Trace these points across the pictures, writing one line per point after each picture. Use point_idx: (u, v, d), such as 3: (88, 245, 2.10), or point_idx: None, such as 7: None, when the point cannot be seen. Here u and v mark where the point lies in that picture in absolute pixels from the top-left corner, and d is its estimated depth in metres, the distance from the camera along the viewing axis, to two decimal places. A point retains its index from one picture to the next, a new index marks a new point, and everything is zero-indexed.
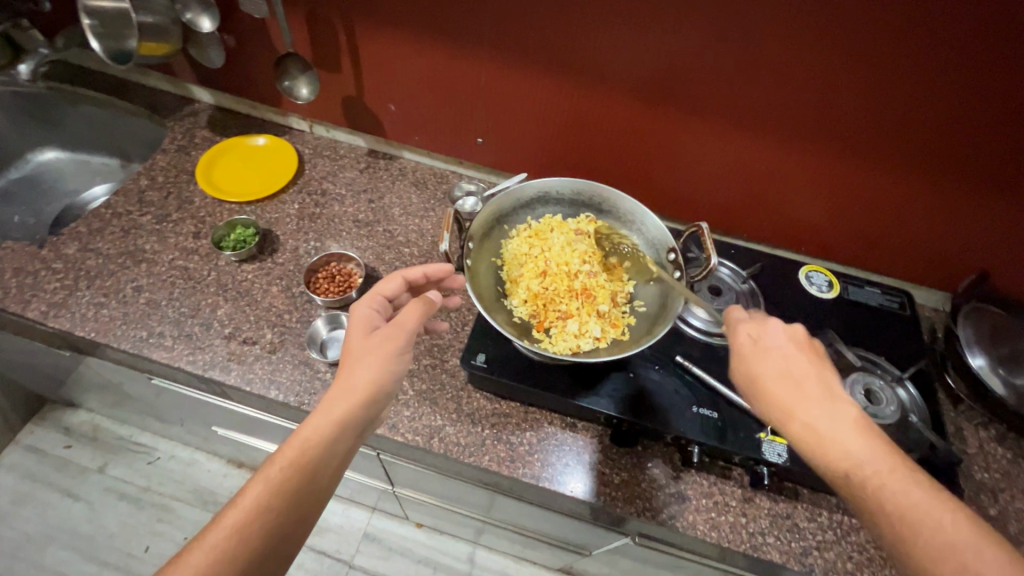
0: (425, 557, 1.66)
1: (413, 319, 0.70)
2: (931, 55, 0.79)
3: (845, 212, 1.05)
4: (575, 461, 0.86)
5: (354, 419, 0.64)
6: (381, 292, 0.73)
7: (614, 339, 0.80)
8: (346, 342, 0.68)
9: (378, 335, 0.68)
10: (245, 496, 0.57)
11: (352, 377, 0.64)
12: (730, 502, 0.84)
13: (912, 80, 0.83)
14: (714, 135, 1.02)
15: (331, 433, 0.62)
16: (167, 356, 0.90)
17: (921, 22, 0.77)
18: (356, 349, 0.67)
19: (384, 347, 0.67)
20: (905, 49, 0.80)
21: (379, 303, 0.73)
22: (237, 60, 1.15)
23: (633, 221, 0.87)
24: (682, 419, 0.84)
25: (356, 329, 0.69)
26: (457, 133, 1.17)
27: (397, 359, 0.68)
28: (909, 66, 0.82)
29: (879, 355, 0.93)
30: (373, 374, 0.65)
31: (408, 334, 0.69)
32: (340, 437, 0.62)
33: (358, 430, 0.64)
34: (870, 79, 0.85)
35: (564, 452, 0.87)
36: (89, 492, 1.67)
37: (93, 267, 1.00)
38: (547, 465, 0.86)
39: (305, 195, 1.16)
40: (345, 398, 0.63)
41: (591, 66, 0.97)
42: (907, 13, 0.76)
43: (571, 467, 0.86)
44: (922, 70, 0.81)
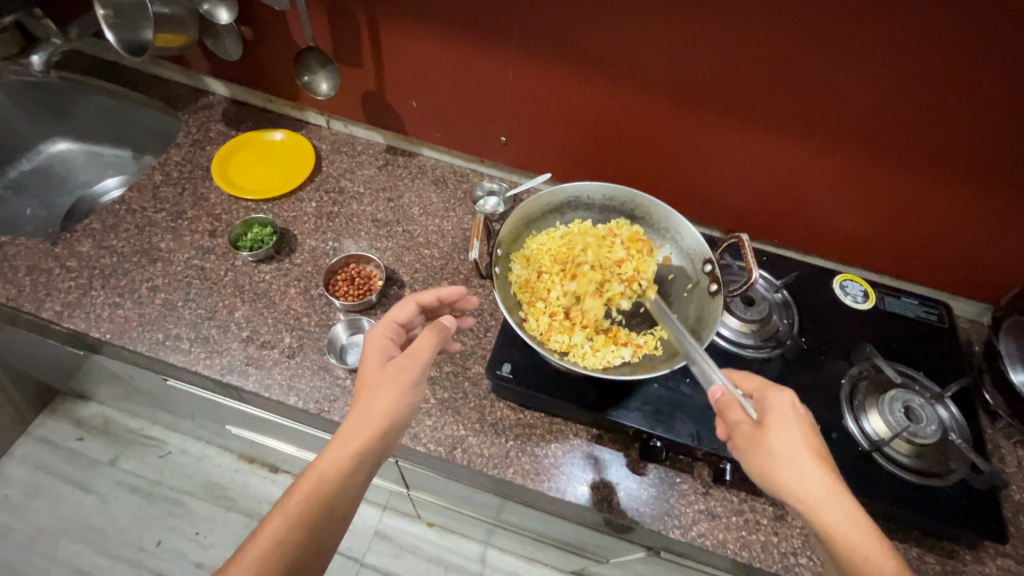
0: (436, 556, 1.65)
1: (426, 348, 0.69)
2: (981, 62, 0.76)
3: (880, 220, 1.02)
4: (601, 475, 0.84)
5: (367, 451, 0.63)
6: (395, 319, 0.73)
7: (647, 354, 0.77)
8: (362, 371, 0.68)
9: (390, 366, 0.67)
10: (265, 528, 0.60)
11: (365, 409, 0.64)
12: (761, 520, 0.82)
13: (959, 89, 0.80)
14: (745, 139, 0.98)
15: (345, 464, 0.62)
16: (184, 360, 0.88)
17: (977, 28, 0.73)
18: (370, 380, 0.67)
19: (397, 377, 0.66)
20: (960, 56, 0.76)
21: (392, 331, 0.72)
22: (254, 52, 1.11)
23: (668, 229, 0.84)
24: (714, 435, 0.81)
25: (371, 357, 0.69)
26: (479, 131, 1.13)
27: (410, 390, 0.67)
28: (962, 74, 0.78)
29: (918, 370, 0.90)
30: (386, 406, 0.65)
31: (421, 364, 0.68)
32: (354, 469, 0.63)
33: (373, 461, 0.64)
34: (919, 86, 0.81)
35: (589, 465, 0.85)
36: (101, 485, 1.67)
37: (108, 266, 0.98)
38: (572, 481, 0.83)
39: (323, 193, 1.13)
40: (357, 430, 0.63)
41: (623, 65, 0.94)
42: (960, 17, 0.72)
43: (597, 481, 0.83)
44: (971, 78, 0.78)
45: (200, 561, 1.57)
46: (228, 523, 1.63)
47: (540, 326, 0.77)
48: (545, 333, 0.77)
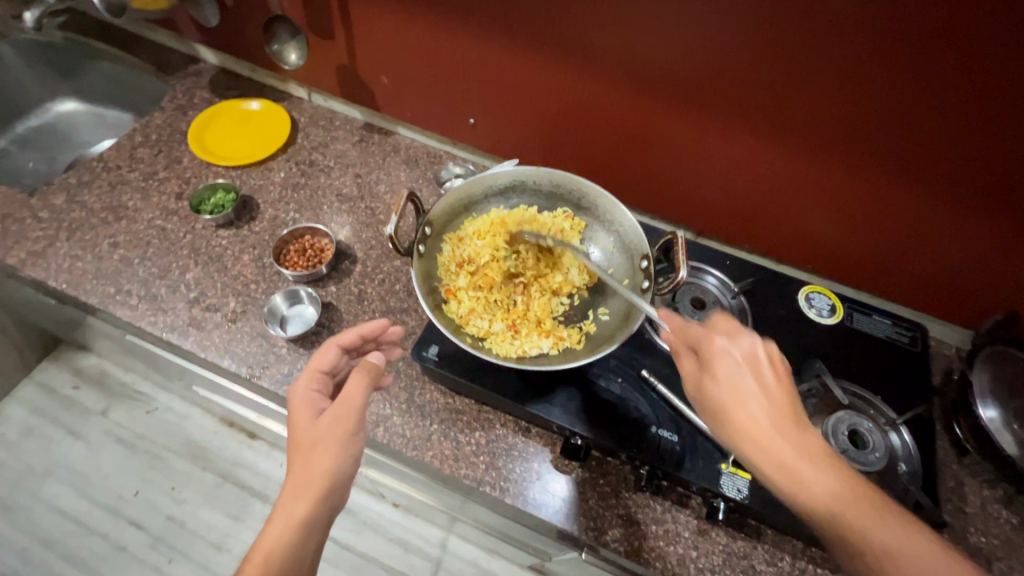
0: (398, 537, 1.66)
1: (358, 393, 0.67)
2: (954, 61, 0.70)
3: (856, 230, 0.95)
4: (520, 468, 0.82)
5: (313, 515, 0.62)
6: (319, 368, 0.70)
7: (568, 349, 0.72)
8: (294, 432, 0.66)
9: (323, 420, 0.65)
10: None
11: (303, 473, 0.62)
12: (682, 532, 0.78)
13: (933, 90, 0.74)
14: (714, 135, 0.94)
15: (293, 535, 0.60)
16: (129, 315, 0.91)
17: (950, 22, 0.67)
18: (304, 441, 0.64)
19: (333, 431, 0.64)
20: (943, 52, 0.70)
21: (319, 380, 0.69)
22: (236, 20, 1.13)
23: (612, 223, 0.81)
24: (637, 439, 0.78)
25: (300, 416, 0.66)
26: (451, 112, 1.11)
27: (349, 440, 0.65)
28: (947, 74, 0.72)
29: (875, 393, 0.84)
30: (326, 464, 0.62)
31: (355, 412, 0.66)
32: (305, 535, 0.61)
33: (323, 521, 0.63)
34: (901, 84, 0.75)
35: (511, 457, 0.83)
36: (90, 433, 1.74)
37: (76, 219, 1.01)
38: (550, 494, 0.80)
39: (293, 164, 1.13)
40: (301, 496, 0.61)
41: (592, 51, 0.91)
42: (930, 10, 0.67)
43: (516, 474, 0.81)
44: (946, 78, 0.72)
45: (172, 515, 1.63)
46: (202, 482, 1.68)
47: (460, 309, 0.74)
48: (464, 317, 0.73)
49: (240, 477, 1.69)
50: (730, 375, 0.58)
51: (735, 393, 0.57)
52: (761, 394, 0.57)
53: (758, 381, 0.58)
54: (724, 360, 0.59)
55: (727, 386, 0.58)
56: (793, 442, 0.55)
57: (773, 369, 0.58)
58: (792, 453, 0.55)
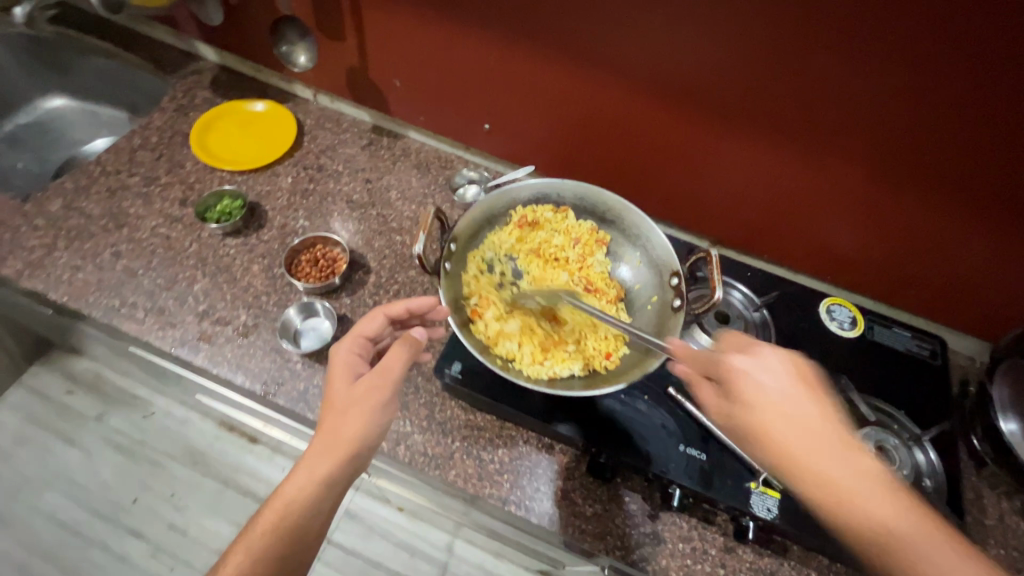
0: (404, 541, 1.64)
1: (396, 365, 0.65)
2: (990, 82, 0.70)
3: (876, 242, 0.95)
4: (531, 480, 0.81)
5: (336, 474, 0.61)
6: (362, 333, 0.68)
7: (599, 371, 0.71)
8: (328, 393, 0.65)
9: (359, 387, 0.64)
10: (230, 561, 0.58)
11: (332, 434, 0.61)
12: (709, 550, 0.78)
13: (966, 109, 0.73)
14: (738, 146, 0.92)
15: (311, 491, 0.60)
16: (136, 329, 0.87)
17: (989, 43, 0.67)
18: (337, 403, 0.63)
19: (367, 399, 0.63)
20: (971, 70, 0.69)
21: (361, 346, 0.68)
22: (240, 19, 1.08)
23: (639, 238, 0.79)
24: (664, 459, 0.77)
25: (337, 377, 0.65)
26: (465, 116, 1.08)
27: (381, 411, 0.64)
28: (974, 91, 0.71)
29: (898, 409, 0.84)
30: (354, 429, 0.62)
31: (391, 382, 0.65)
32: (323, 494, 0.61)
33: (343, 483, 0.62)
34: (927, 100, 0.74)
35: (525, 471, 0.82)
36: (87, 441, 1.69)
37: (75, 227, 0.97)
38: (540, 494, 0.80)
39: (300, 169, 1.10)
40: (324, 455, 0.61)
41: (613, 61, 0.89)
42: (970, 31, 0.66)
43: (528, 487, 0.80)
44: (980, 99, 0.72)
45: (174, 523, 1.60)
46: (202, 489, 1.64)
47: (488, 329, 0.72)
48: (493, 339, 0.72)
49: (243, 482, 1.66)
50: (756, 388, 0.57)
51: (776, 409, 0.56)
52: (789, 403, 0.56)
53: None
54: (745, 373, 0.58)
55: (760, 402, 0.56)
56: None
57: None
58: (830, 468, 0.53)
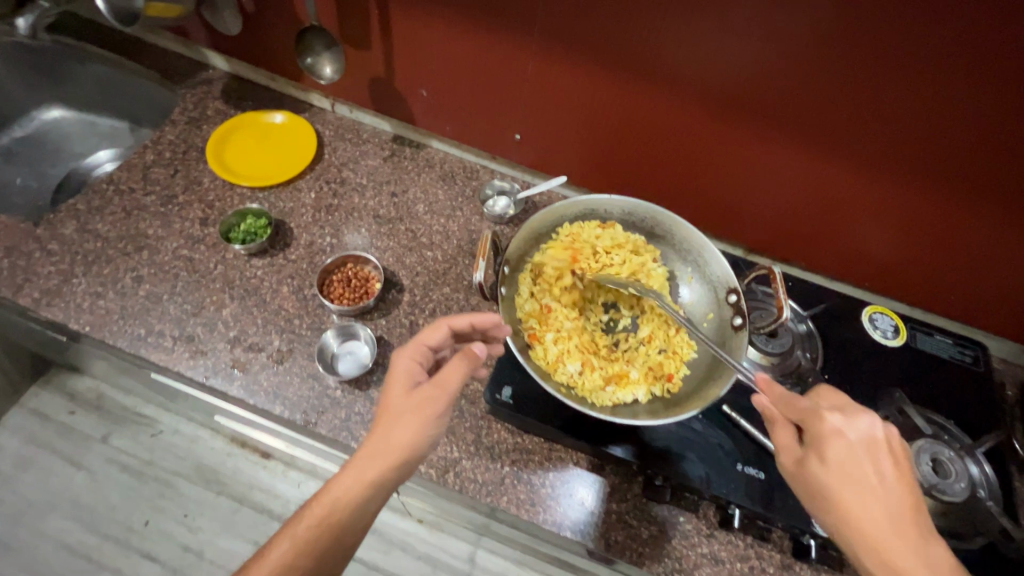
0: (425, 554, 1.46)
1: (454, 378, 0.61)
2: None
3: (917, 252, 0.93)
4: (561, 492, 0.80)
5: (383, 481, 0.58)
6: (424, 342, 0.65)
7: (662, 394, 0.71)
8: (384, 396, 0.62)
9: (414, 395, 0.61)
10: (272, 551, 0.56)
11: (382, 439, 0.59)
12: (767, 568, 0.77)
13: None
14: (777, 156, 0.89)
15: (357, 493, 0.58)
16: (165, 358, 0.84)
17: None
18: (392, 408, 0.61)
19: (421, 408, 0.60)
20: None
21: (422, 355, 0.65)
22: (255, 28, 1.04)
23: (690, 253, 0.77)
24: (723, 479, 0.76)
25: (395, 382, 0.63)
26: (493, 125, 1.05)
27: (434, 422, 0.60)
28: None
29: (948, 420, 0.85)
30: (405, 437, 0.59)
31: (448, 396, 0.61)
32: (367, 498, 0.58)
33: (388, 490, 0.59)
34: (982, 114, 0.71)
35: (555, 483, 0.80)
36: (92, 461, 1.43)
37: (91, 250, 0.93)
38: (574, 505, 0.79)
39: (323, 183, 1.06)
40: (372, 459, 0.58)
41: (649, 69, 0.85)
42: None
43: (558, 500, 0.79)
44: None
45: (188, 545, 1.36)
46: None
47: (547, 355, 0.71)
48: (552, 364, 0.71)
49: (258, 500, 1.41)
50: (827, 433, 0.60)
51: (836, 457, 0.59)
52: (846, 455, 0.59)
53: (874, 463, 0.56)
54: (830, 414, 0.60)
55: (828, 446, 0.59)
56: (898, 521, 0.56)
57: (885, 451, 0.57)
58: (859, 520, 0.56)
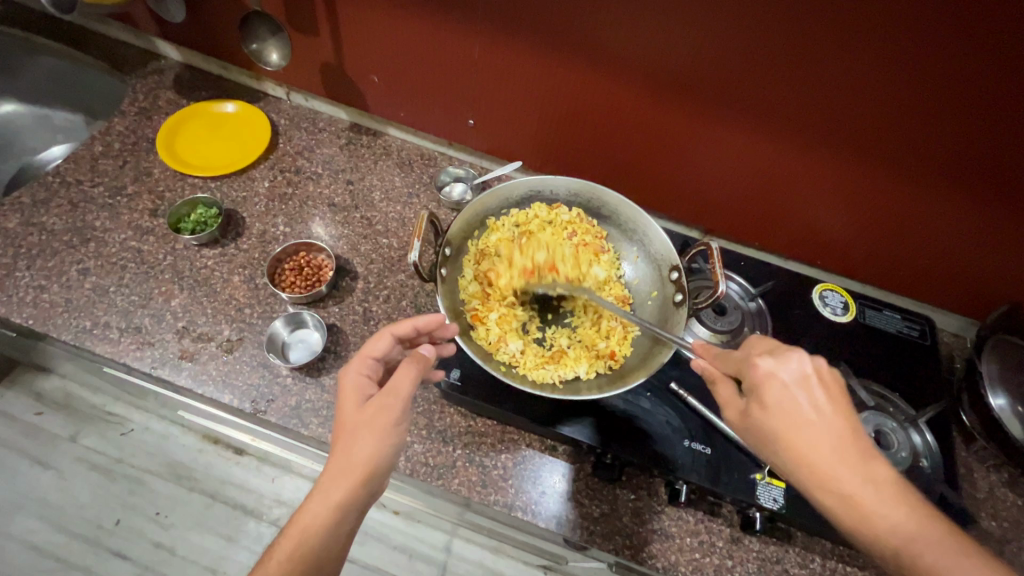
0: (402, 544, 1.29)
1: (407, 382, 0.60)
2: (974, 72, 0.67)
3: (863, 229, 0.94)
4: (527, 479, 0.80)
5: (351, 501, 0.55)
6: (371, 354, 0.63)
7: (605, 371, 0.71)
8: (338, 417, 0.59)
9: (368, 408, 0.58)
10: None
11: (343, 458, 0.56)
12: (716, 542, 0.77)
13: (951, 99, 0.71)
14: (723, 135, 0.89)
15: (327, 519, 0.54)
16: (111, 351, 0.83)
17: (976, 33, 0.64)
18: (347, 428, 0.58)
19: (377, 421, 0.58)
20: (968, 58, 0.66)
21: (369, 368, 0.62)
22: (203, 15, 1.02)
23: (635, 231, 0.78)
24: (670, 455, 0.77)
25: (346, 399, 0.60)
26: (447, 110, 1.04)
27: (393, 431, 0.58)
28: (969, 81, 0.68)
29: (893, 392, 0.86)
30: (367, 452, 0.56)
31: (404, 400, 0.59)
32: (338, 521, 0.55)
33: (359, 509, 0.56)
34: (923, 89, 0.71)
35: (522, 470, 0.80)
36: (59, 460, 1.34)
37: (36, 244, 0.91)
38: (542, 493, 0.79)
39: (277, 172, 1.05)
40: (337, 480, 0.55)
41: (598, 49, 0.84)
42: (955, 21, 0.64)
43: (523, 486, 0.79)
44: (965, 89, 0.69)
45: (160, 542, 1.27)
46: None
47: (489, 335, 0.72)
48: (494, 344, 0.71)
49: (230, 495, 1.32)
50: (788, 398, 0.53)
51: (793, 425, 0.52)
52: (822, 418, 0.52)
53: (810, 400, 0.53)
54: (773, 381, 0.54)
55: (783, 412, 0.52)
56: (836, 455, 0.50)
57: (825, 386, 0.53)
58: (857, 484, 0.50)
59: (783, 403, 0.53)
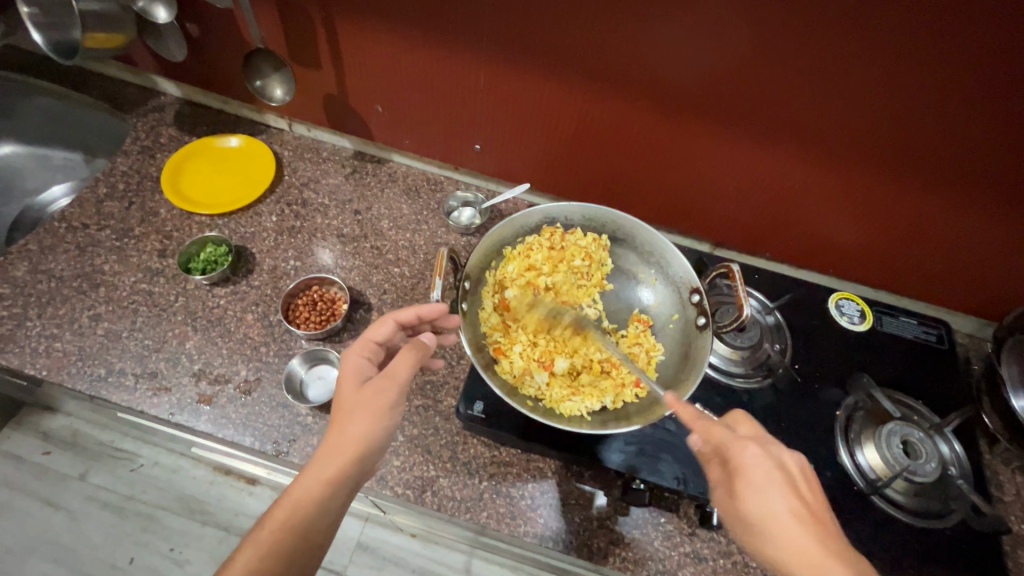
0: (423, 568, 1.26)
1: (405, 368, 0.60)
2: (983, 84, 0.68)
3: (875, 236, 0.94)
4: (556, 507, 0.79)
5: (344, 477, 0.56)
6: (372, 337, 0.64)
7: (631, 400, 0.71)
8: (336, 396, 0.60)
9: (366, 389, 0.59)
10: (239, 561, 0.54)
11: (339, 436, 0.57)
12: (749, 562, 0.77)
13: (958, 108, 0.72)
14: (732, 150, 0.89)
15: (320, 492, 0.56)
16: (128, 398, 0.81)
17: (985, 46, 0.65)
18: (344, 405, 0.59)
19: (374, 402, 0.58)
20: (984, 64, 0.66)
21: (370, 350, 0.63)
22: (202, 52, 1.02)
23: (653, 255, 0.78)
24: (700, 477, 0.76)
25: (346, 379, 0.61)
26: (453, 135, 1.04)
27: (389, 413, 0.59)
28: (985, 86, 0.68)
29: (916, 399, 0.86)
30: (362, 431, 0.57)
31: (401, 386, 0.60)
32: (330, 496, 0.56)
33: (351, 485, 0.58)
34: (940, 95, 0.71)
35: (550, 500, 0.79)
36: (71, 501, 1.32)
37: (45, 291, 0.90)
38: (571, 520, 0.78)
39: (284, 205, 1.04)
40: (331, 456, 0.56)
41: (606, 69, 0.84)
42: (965, 35, 0.64)
43: (551, 515, 0.78)
44: (974, 99, 0.70)
45: None
46: None
47: (513, 368, 0.72)
48: (519, 377, 0.71)
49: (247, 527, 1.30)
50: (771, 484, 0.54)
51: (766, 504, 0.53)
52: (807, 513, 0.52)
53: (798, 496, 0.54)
54: (746, 457, 0.55)
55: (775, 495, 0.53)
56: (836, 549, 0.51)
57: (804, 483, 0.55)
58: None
59: (758, 481, 0.54)
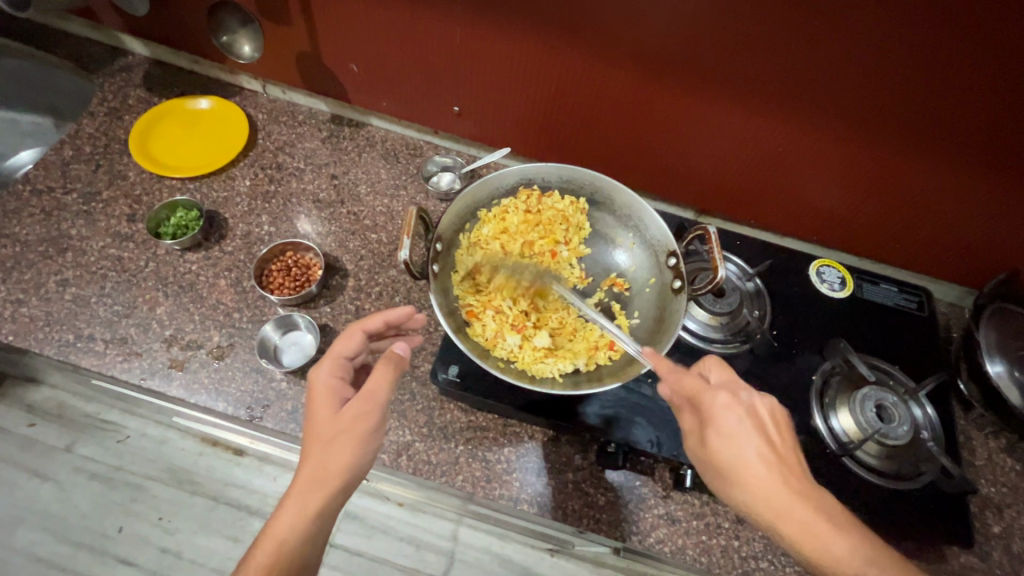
0: (409, 534, 1.23)
1: (383, 385, 0.59)
2: (964, 42, 0.65)
3: (857, 201, 0.93)
4: (531, 470, 0.79)
5: (329, 508, 0.55)
6: (341, 354, 0.63)
7: (604, 363, 0.71)
8: (309, 421, 0.58)
9: (345, 413, 0.57)
10: None
11: (320, 465, 0.55)
12: (722, 523, 0.77)
13: (939, 69, 0.69)
14: (712, 112, 0.87)
15: (303, 529, 0.53)
16: (97, 363, 0.80)
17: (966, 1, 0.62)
18: (322, 431, 0.57)
19: (356, 424, 0.57)
20: (973, 20, 0.63)
21: (341, 368, 0.62)
22: (168, 8, 0.98)
23: (631, 218, 0.77)
24: (674, 440, 0.76)
25: (320, 402, 0.59)
26: (432, 98, 1.01)
27: (371, 436, 0.58)
28: (978, 46, 0.65)
29: (892, 364, 0.87)
30: (345, 458, 0.55)
31: (381, 404, 0.59)
32: (316, 530, 0.54)
33: (334, 515, 0.56)
34: (932, 55, 0.68)
35: (525, 464, 0.80)
36: (57, 472, 1.31)
37: (10, 256, 0.88)
38: (545, 483, 0.78)
39: (258, 170, 1.01)
40: (313, 487, 0.54)
41: (588, 27, 0.80)
42: None
43: (527, 479, 0.78)
44: (954, 58, 0.67)
45: (165, 547, 1.25)
46: None
47: (486, 331, 0.71)
48: (491, 340, 0.71)
49: (234, 496, 1.29)
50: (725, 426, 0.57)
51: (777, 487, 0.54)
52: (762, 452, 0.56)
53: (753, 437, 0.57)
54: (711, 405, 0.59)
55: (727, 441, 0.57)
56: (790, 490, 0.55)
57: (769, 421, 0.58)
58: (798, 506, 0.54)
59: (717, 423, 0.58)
